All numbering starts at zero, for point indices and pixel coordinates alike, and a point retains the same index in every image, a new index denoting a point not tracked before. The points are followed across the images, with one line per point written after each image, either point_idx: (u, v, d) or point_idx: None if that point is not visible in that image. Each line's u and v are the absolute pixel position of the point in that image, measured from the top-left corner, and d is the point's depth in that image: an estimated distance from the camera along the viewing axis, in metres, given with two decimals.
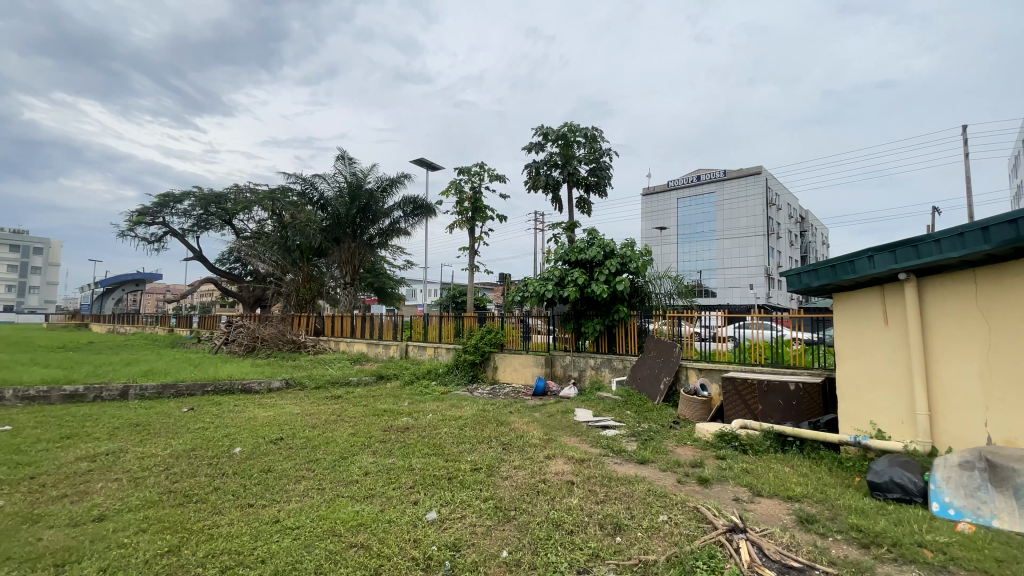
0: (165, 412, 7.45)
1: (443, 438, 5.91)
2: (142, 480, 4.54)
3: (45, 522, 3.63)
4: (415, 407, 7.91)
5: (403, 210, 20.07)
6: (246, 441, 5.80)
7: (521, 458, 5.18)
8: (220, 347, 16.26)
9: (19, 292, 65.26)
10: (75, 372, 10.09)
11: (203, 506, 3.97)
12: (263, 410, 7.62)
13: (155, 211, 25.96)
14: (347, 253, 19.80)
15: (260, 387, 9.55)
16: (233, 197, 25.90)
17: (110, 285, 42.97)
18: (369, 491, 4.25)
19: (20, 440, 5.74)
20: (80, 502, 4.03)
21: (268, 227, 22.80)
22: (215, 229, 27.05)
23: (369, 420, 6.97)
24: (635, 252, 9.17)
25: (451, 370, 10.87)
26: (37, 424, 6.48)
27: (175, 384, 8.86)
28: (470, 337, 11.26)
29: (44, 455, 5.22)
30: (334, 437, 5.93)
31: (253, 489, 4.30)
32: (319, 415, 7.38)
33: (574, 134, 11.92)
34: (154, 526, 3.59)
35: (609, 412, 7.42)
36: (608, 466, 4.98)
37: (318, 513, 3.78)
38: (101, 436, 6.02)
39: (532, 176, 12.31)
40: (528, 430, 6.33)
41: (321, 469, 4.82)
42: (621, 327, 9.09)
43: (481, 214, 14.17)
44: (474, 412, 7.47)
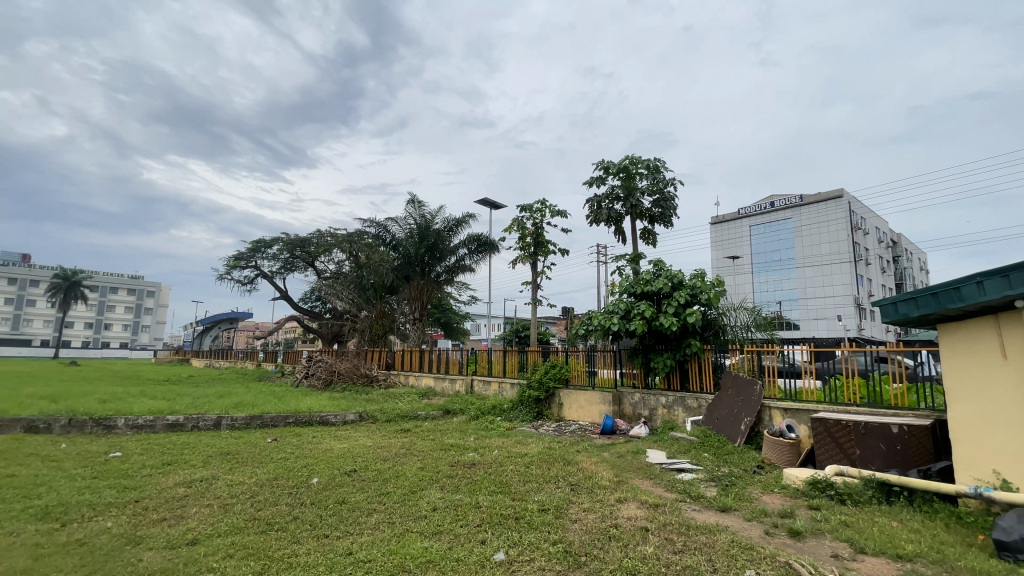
0: (252, 442, 7.98)
1: (509, 476, 5.84)
2: (229, 507, 4.85)
3: (146, 544, 3.96)
4: (481, 443, 7.90)
5: (468, 248, 20.75)
6: (323, 472, 6.05)
7: (591, 500, 4.98)
8: (301, 381, 17.27)
9: (134, 331, 73.72)
10: (177, 403, 11.15)
11: (284, 534, 4.16)
12: (338, 442, 7.96)
13: (248, 256, 28.65)
14: (415, 290, 20.62)
15: (336, 420, 9.98)
16: (315, 241, 28.06)
17: (208, 323, 47.45)
18: (437, 527, 4.26)
19: (129, 466, 6.35)
20: (177, 526, 4.37)
21: (345, 267, 24.37)
22: (299, 271, 29.30)
23: (436, 454, 7.05)
24: (706, 283, 8.81)
25: (516, 406, 10.79)
26: (143, 451, 7.17)
27: (261, 415, 9.49)
28: (535, 373, 11.19)
29: (148, 480, 5.75)
30: (403, 471, 6.06)
31: (329, 521, 4.45)
32: (390, 448, 7.58)
33: (636, 166, 11.89)
34: (240, 552, 3.80)
35: (685, 454, 6.99)
36: (685, 513, 4.66)
37: (389, 548, 3.83)
38: (195, 464, 6.53)
39: (593, 210, 12.34)
40: (597, 470, 6.11)
41: (390, 502, 4.92)
42: (693, 362, 8.66)
43: (543, 249, 14.32)
44: (540, 449, 7.34)
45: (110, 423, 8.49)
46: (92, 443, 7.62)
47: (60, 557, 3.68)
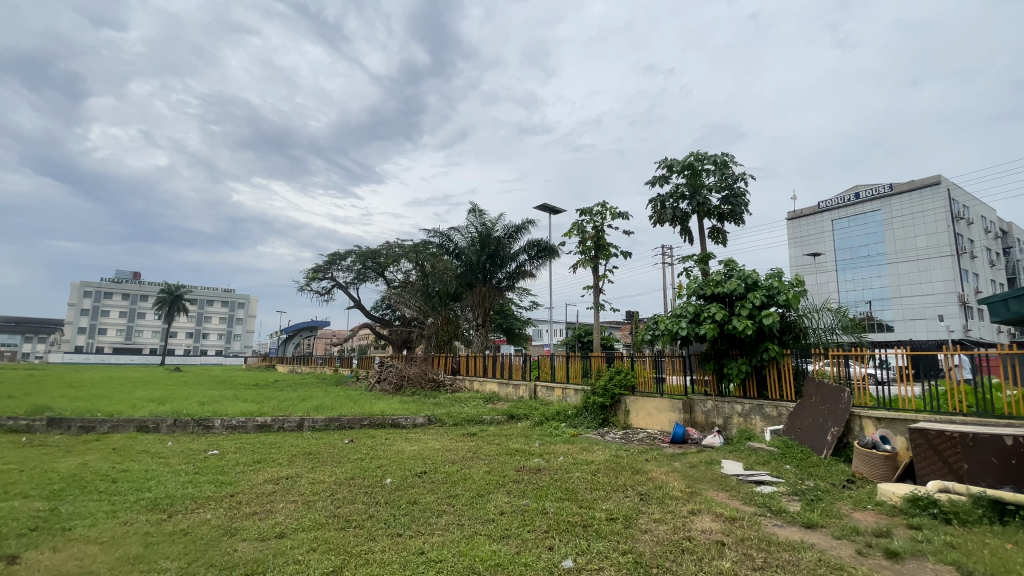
0: (332, 442, 8.51)
1: (575, 483, 5.80)
2: (312, 503, 5.20)
3: (240, 535, 4.34)
4: (547, 449, 7.91)
5: (529, 254, 20.91)
6: (395, 472, 6.35)
7: (661, 510, 4.83)
8: (373, 385, 18.11)
9: (227, 339, 80.86)
10: (266, 405, 12.13)
11: (361, 532, 4.39)
12: (409, 444, 8.29)
13: (325, 268, 30.59)
14: (478, 297, 21.04)
15: (406, 423, 10.39)
16: (384, 252, 29.47)
17: (292, 331, 51.33)
18: (505, 531, 4.32)
19: (226, 463, 6.98)
20: (266, 519, 4.75)
21: (412, 276, 25.36)
22: (370, 281, 30.85)
23: (502, 459, 7.15)
24: (783, 282, 8.29)
25: (581, 412, 10.68)
26: (237, 450, 7.85)
27: (338, 418, 10.08)
28: (599, 379, 11.01)
29: (241, 476, 6.30)
30: (470, 474, 6.20)
31: (401, 520, 4.65)
32: (457, 451, 7.78)
33: (702, 163, 11.44)
34: (322, 547, 4.06)
35: (764, 465, 6.59)
36: (765, 528, 4.39)
37: (459, 549, 3.94)
38: (282, 462, 7.07)
39: (657, 210, 12.00)
40: (667, 480, 5.91)
41: (459, 505, 5.05)
42: (771, 367, 8.16)
43: (605, 252, 14.14)
44: (606, 457, 7.22)
45: (209, 423, 9.38)
46: (194, 441, 8.46)
47: (167, 545, 4.12)
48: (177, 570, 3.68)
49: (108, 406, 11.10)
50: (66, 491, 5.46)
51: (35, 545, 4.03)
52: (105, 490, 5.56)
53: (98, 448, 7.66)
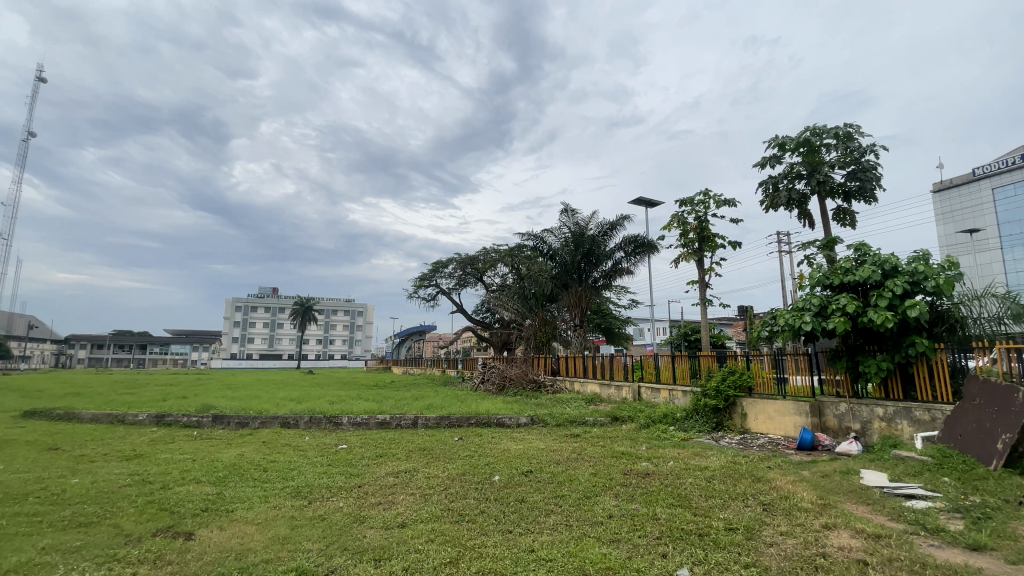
0: (443, 439, 9.01)
1: (688, 489, 5.52)
2: (428, 497, 5.54)
3: (368, 523, 4.76)
4: (655, 453, 7.61)
5: (625, 251, 20.38)
6: (503, 470, 6.54)
7: (788, 523, 4.42)
8: (478, 386, 18.81)
9: (349, 344, 89.27)
10: (384, 404, 13.16)
11: (474, 526, 4.58)
12: (515, 443, 8.50)
13: (430, 275, 32.43)
14: (575, 297, 20.89)
15: (511, 422, 10.63)
16: (482, 257, 30.53)
17: (405, 334, 55.66)
18: (615, 535, 4.24)
19: (354, 456, 7.72)
20: (389, 509, 5.17)
21: (509, 279, 25.97)
22: (471, 286, 32.08)
23: (608, 462, 7.01)
24: (931, 266, 7.16)
25: (691, 415, 10.10)
26: (362, 445, 8.63)
27: (448, 416, 10.62)
28: (710, 380, 10.34)
29: (367, 469, 6.92)
30: (577, 475, 6.18)
31: (511, 516, 4.78)
32: (562, 451, 7.79)
33: (821, 137, 10.29)
34: (440, 538, 4.32)
35: (916, 478, 5.71)
36: (918, 548, 3.82)
37: (569, 549, 3.96)
38: (401, 457, 7.63)
39: (768, 194, 11.02)
40: (794, 490, 5.38)
41: (567, 505, 5.06)
42: (920, 365, 7.09)
43: (710, 243, 13.29)
44: (722, 463, 6.76)
45: (339, 420, 10.43)
46: (326, 436, 9.45)
47: (309, 528, 4.67)
48: (317, 552, 4.14)
49: (258, 405, 12.82)
50: (227, 478, 6.42)
51: (206, 523, 4.79)
52: (258, 477, 6.46)
53: (251, 441, 8.91)
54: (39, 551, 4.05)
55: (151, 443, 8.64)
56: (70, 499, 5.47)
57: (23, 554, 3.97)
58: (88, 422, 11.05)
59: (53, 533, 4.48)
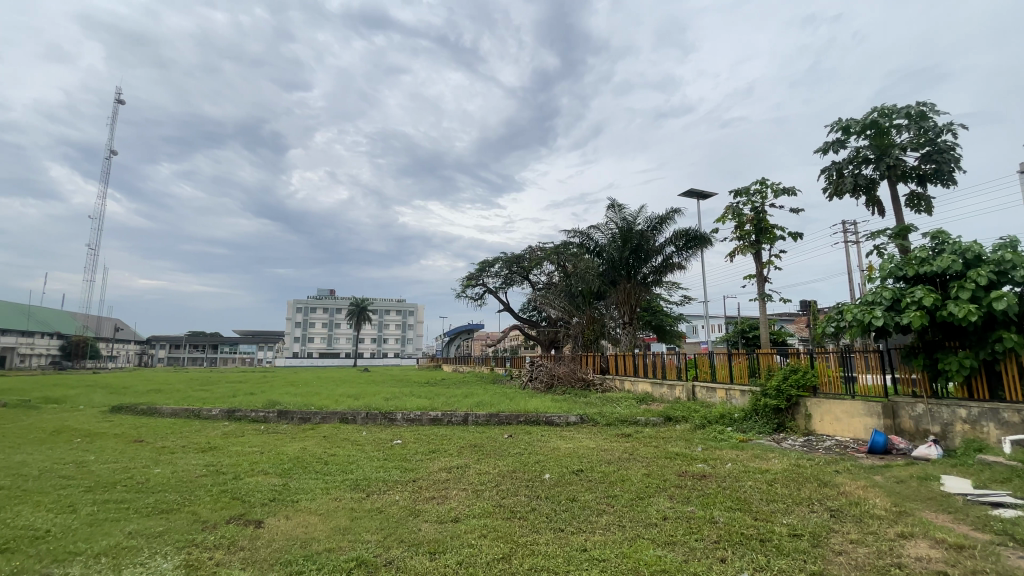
0: (493, 436, 9.13)
1: (747, 492, 5.31)
2: (480, 492, 5.64)
3: (422, 516, 4.91)
4: (712, 454, 7.35)
5: (676, 245, 19.80)
6: (553, 469, 6.53)
7: (858, 531, 4.16)
8: (526, 384, 18.87)
9: (401, 343, 91.98)
10: (435, 401, 13.49)
11: (525, 523, 4.62)
12: (565, 441, 8.47)
13: (477, 275, 32.83)
14: (624, 294, 20.52)
15: (560, 421, 10.59)
16: (528, 256, 30.55)
17: (454, 333, 56.71)
18: (670, 537, 4.15)
19: (408, 451, 7.97)
20: (443, 504, 5.30)
21: (556, 277, 25.87)
22: (517, 284, 32.19)
23: (661, 462, 6.85)
24: (1022, 253, 6.50)
25: (750, 415, 9.70)
26: (415, 440, 8.90)
27: (497, 414, 10.74)
28: (771, 378, 9.86)
29: (420, 464, 7.12)
30: (629, 475, 6.07)
31: (563, 515, 4.77)
32: (614, 451, 7.69)
33: (891, 117, 9.56)
34: (492, 534, 4.38)
35: (1006, 485, 5.21)
36: (1007, 560, 3.49)
37: (622, 550, 3.91)
38: (453, 453, 7.79)
39: (832, 180, 10.37)
40: (864, 496, 5.05)
41: (619, 505, 5.00)
42: (1009, 362, 6.47)
43: (768, 235, 12.68)
44: (785, 466, 6.45)
45: (393, 416, 10.79)
46: (382, 432, 9.80)
47: (367, 520, 4.87)
48: (375, 543, 4.30)
49: (319, 401, 13.51)
50: (291, 470, 6.80)
51: (274, 513, 5.10)
52: (319, 470, 6.80)
53: (313, 435, 9.38)
54: (127, 535, 4.45)
55: (224, 436, 9.29)
56: (153, 487, 5.98)
57: (114, 538, 4.38)
58: (168, 416, 12.01)
59: (139, 518, 4.90)
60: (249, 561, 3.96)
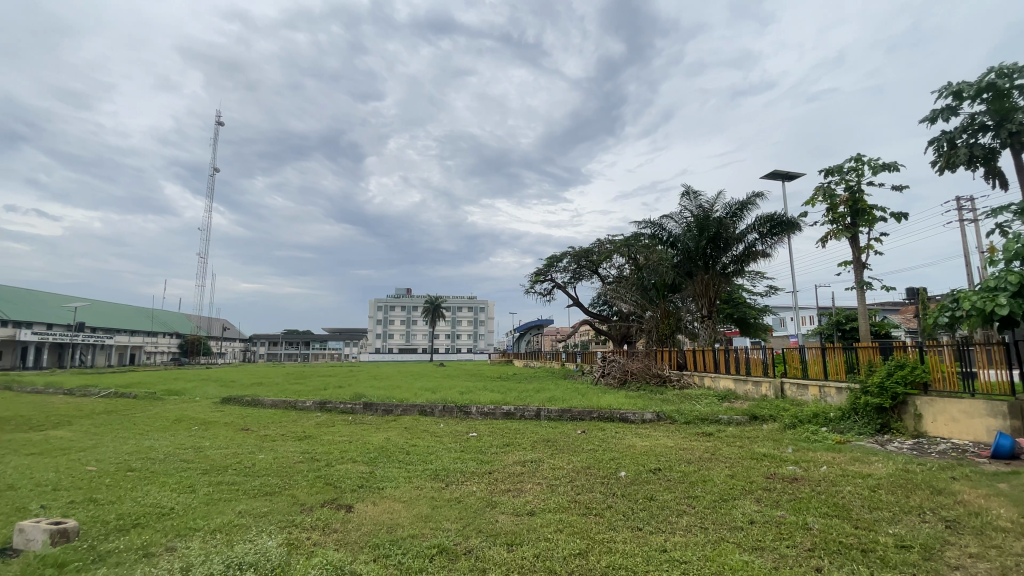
0: (566, 432, 9.11)
1: (847, 498, 4.88)
2: (555, 487, 5.66)
3: (499, 508, 5.02)
4: (805, 456, 6.82)
5: (759, 232, 18.58)
6: (630, 467, 6.40)
7: (979, 544, 3.69)
8: (599, 379, 18.65)
9: (473, 339, 94.29)
10: (509, 396, 13.69)
11: (601, 520, 4.59)
12: (641, 439, 8.27)
13: (545, 270, 32.79)
14: (701, 286, 19.59)
15: (635, 418, 10.35)
16: (597, 249, 30.05)
17: (524, 329, 57.27)
18: (758, 542, 3.92)
19: (483, 444, 8.18)
20: (519, 497, 5.38)
21: (627, 270, 25.25)
22: (586, 278, 31.76)
23: (747, 463, 6.49)
24: None
25: (848, 415, 8.92)
26: (490, 434, 9.09)
27: (570, 410, 10.70)
28: (872, 375, 8.99)
29: (496, 456, 7.29)
30: (711, 476, 5.81)
31: (641, 514, 4.67)
32: (694, 450, 7.39)
33: (1012, 78, 8.31)
34: (568, 529, 4.39)
35: None
36: None
37: (705, 553, 3.76)
38: (526, 447, 7.88)
39: (941, 152, 9.20)
40: (988, 506, 4.47)
41: (701, 507, 4.80)
42: None
43: (866, 217, 11.53)
44: (889, 471, 5.86)
45: (469, 410, 11.10)
46: (458, 424, 10.12)
47: (446, 509, 5.07)
48: (455, 531, 4.48)
49: (400, 394, 14.22)
50: (378, 459, 7.23)
51: (362, 499, 5.45)
52: (402, 459, 7.19)
53: (395, 426, 9.92)
54: (237, 514, 4.96)
55: (317, 426, 10.08)
56: (259, 471, 6.63)
57: (227, 516, 4.90)
58: (270, 407, 13.23)
59: (247, 499, 5.45)
60: (341, 543, 4.28)
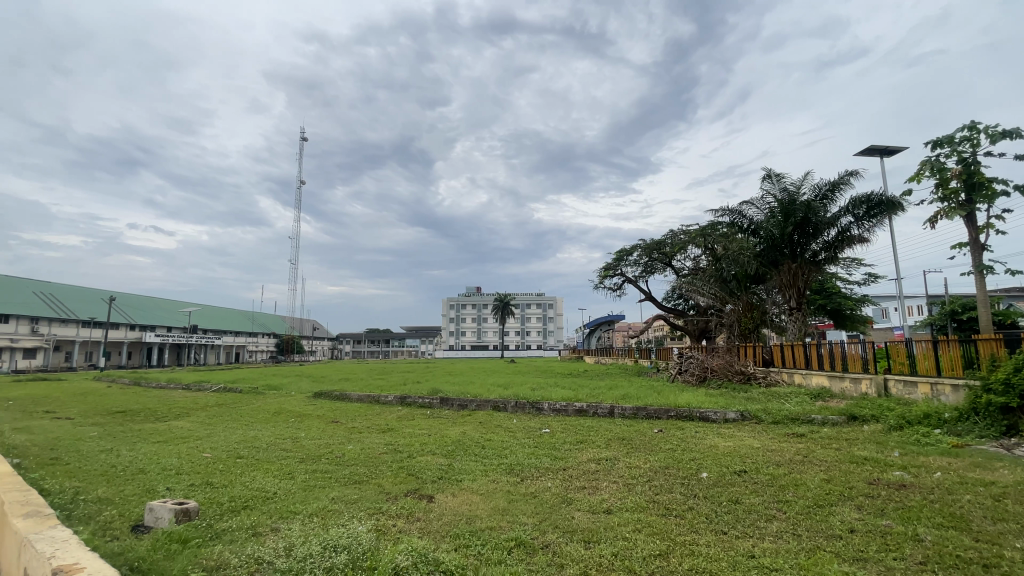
0: (642, 430, 8.89)
1: (965, 508, 4.35)
2: (632, 486, 5.56)
3: (575, 505, 5.02)
4: (913, 461, 6.16)
5: (854, 215, 16.98)
6: (712, 468, 6.14)
7: None
8: (676, 376, 18.00)
9: (543, 336, 94.51)
10: (581, 392, 13.60)
11: (683, 522, 4.44)
12: (723, 439, 7.88)
13: (615, 265, 32.11)
14: (788, 276, 18.23)
15: (716, 417, 9.88)
16: (670, 241, 28.96)
17: (594, 325, 56.48)
18: (860, 553, 3.61)
19: (557, 440, 8.21)
20: (595, 495, 5.34)
21: (703, 262, 24.12)
22: (659, 272, 30.67)
23: (846, 467, 5.97)
24: None
25: (967, 416, 7.94)
26: (563, 430, 9.11)
27: (646, 407, 10.42)
28: (995, 371, 7.94)
29: (570, 453, 7.30)
30: (803, 480, 5.43)
31: (725, 518, 4.47)
32: (783, 452, 6.91)
33: None
34: (647, 529, 4.30)
35: None
36: None
37: (798, 561, 3.53)
38: (601, 444, 7.80)
39: None
40: None
41: (792, 513, 4.49)
42: None
43: (984, 192, 10.15)
44: (1019, 479, 5.13)
45: (541, 406, 11.17)
46: (531, 420, 10.23)
47: (523, 503, 5.17)
48: (532, 525, 4.54)
49: (473, 390, 14.59)
50: (455, 452, 7.49)
51: (442, 490, 5.68)
52: (478, 453, 7.40)
53: (471, 421, 10.22)
54: (331, 500, 5.36)
55: (399, 420, 10.63)
56: (348, 461, 7.12)
57: (321, 502, 5.32)
58: (355, 401, 14.12)
59: (340, 486, 5.88)
60: (425, 531, 4.50)
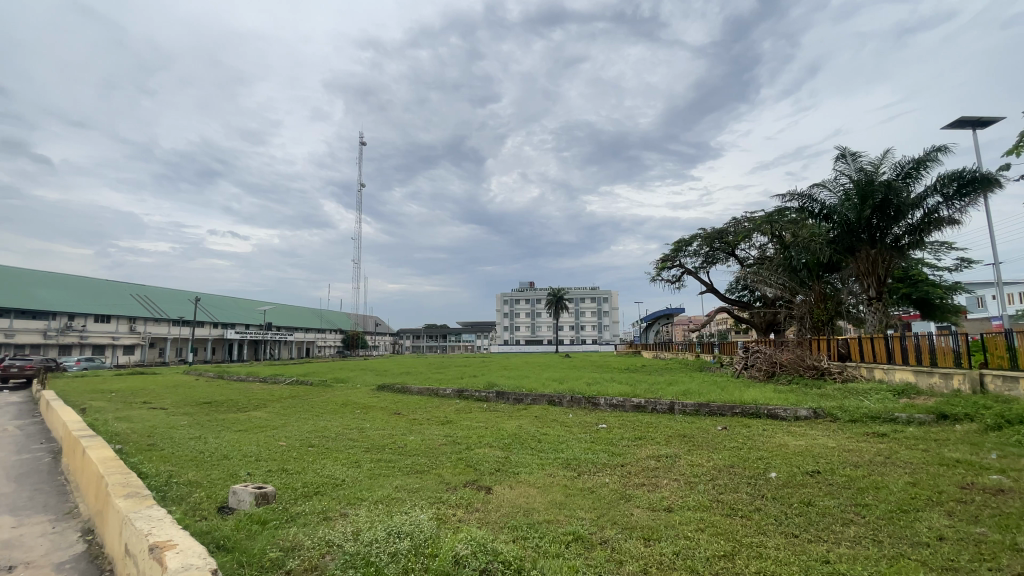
0: (705, 427, 8.59)
1: None
2: (694, 484, 5.38)
3: (634, 501, 4.94)
4: (1015, 464, 5.55)
5: (943, 194, 15.41)
6: (781, 467, 5.82)
7: None
8: (741, 372, 17.20)
9: (599, 330, 93.25)
10: (638, 388, 13.33)
11: (749, 523, 4.25)
12: (794, 438, 7.46)
13: (673, 256, 31.06)
14: (866, 263, 16.86)
15: (786, 415, 9.35)
16: (732, 229, 27.61)
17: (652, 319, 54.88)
18: (949, 562, 3.30)
19: (614, 436, 8.11)
20: (655, 492, 5.22)
21: (769, 250, 22.81)
22: (721, 262, 29.33)
23: (935, 470, 5.47)
24: None
25: None
26: (621, 426, 8.98)
27: (708, 403, 10.04)
28: None
29: (629, 449, 7.18)
30: (886, 482, 5.03)
31: (797, 520, 4.23)
32: (862, 453, 6.43)
33: None
34: (711, 529, 4.15)
35: None
36: None
37: (879, 569, 3.28)
38: (661, 441, 7.61)
39: None
40: None
41: (873, 517, 4.18)
42: None
43: None
44: None
45: (597, 400, 11.07)
46: (587, 415, 10.15)
47: (580, 497, 5.15)
48: (590, 520, 4.52)
49: (529, 384, 14.69)
50: (511, 445, 7.58)
51: (499, 482, 5.77)
52: (535, 446, 7.45)
53: (527, 414, 10.30)
54: (394, 488, 5.59)
55: (457, 412, 10.91)
56: (410, 451, 7.39)
57: (385, 489, 5.56)
58: (416, 394, 14.62)
59: (402, 476, 6.12)
60: (483, 521, 4.60)
